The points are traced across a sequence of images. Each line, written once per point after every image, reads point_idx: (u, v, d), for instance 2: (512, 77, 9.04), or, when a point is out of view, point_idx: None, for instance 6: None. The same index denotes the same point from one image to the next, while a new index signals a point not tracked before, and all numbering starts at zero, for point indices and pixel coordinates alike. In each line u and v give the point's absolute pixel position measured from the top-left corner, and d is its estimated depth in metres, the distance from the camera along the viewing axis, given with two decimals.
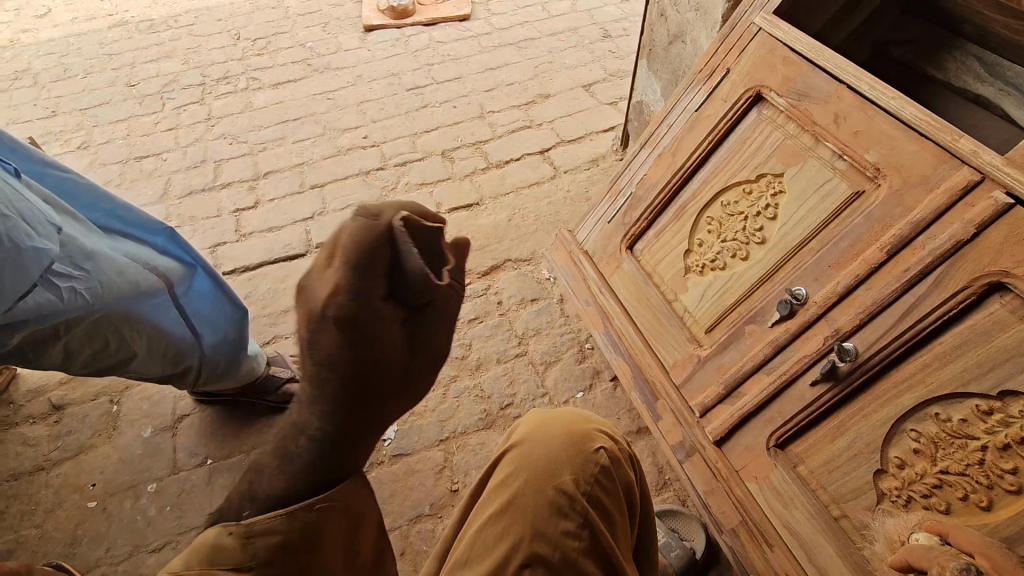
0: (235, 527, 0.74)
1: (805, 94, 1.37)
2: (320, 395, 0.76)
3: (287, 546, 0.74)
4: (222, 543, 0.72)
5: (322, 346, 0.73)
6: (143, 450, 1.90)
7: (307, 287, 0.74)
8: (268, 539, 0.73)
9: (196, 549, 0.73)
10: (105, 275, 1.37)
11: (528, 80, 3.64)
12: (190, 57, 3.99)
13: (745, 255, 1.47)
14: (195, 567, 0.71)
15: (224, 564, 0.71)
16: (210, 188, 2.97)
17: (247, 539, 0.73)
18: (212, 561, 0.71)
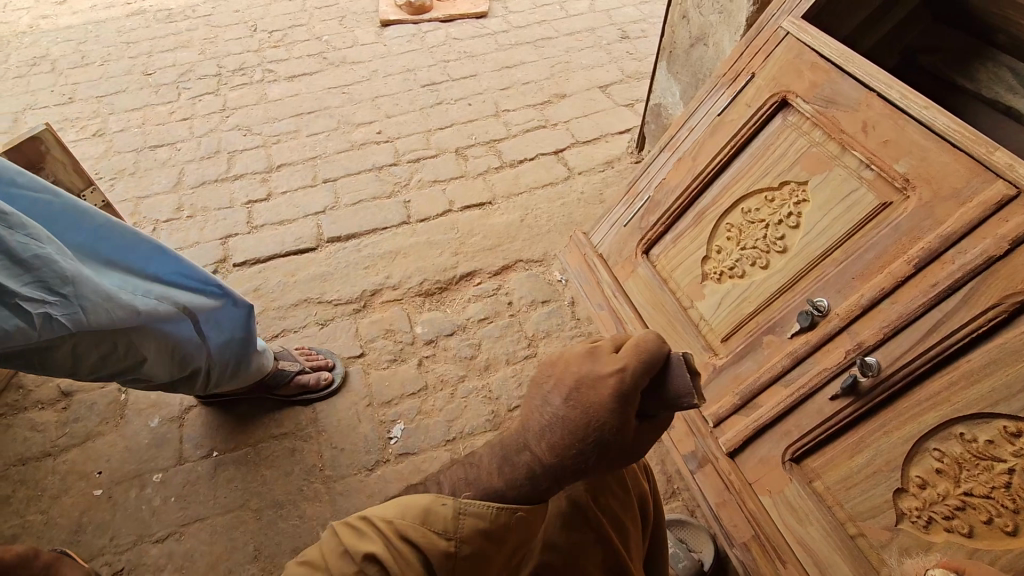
0: (449, 500, 0.80)
1: (832, 101, 1.34)
2: (554, 451, 0.82)
3: (490, 534, 0.80)
4: (437, 510, 0.79)
5: (579, 409, 0.81)
6: (150, 440, 1.89)
7: (591, 357, 0.85)
8: (477, 522, 0.79)
9: (411, 505, 0.80)
10: (88, 301, 1.26)
11: (544, 79, 3.61)
12: (206, 48, 4.00)
13: (765, 264, 1.44)
14: (413, 519, 0.78)
15: (435, 526, 0.78)
16: (223, 179, 2.96)
17: (459, 514, 0.79)
18: (428, 522, 0.78)
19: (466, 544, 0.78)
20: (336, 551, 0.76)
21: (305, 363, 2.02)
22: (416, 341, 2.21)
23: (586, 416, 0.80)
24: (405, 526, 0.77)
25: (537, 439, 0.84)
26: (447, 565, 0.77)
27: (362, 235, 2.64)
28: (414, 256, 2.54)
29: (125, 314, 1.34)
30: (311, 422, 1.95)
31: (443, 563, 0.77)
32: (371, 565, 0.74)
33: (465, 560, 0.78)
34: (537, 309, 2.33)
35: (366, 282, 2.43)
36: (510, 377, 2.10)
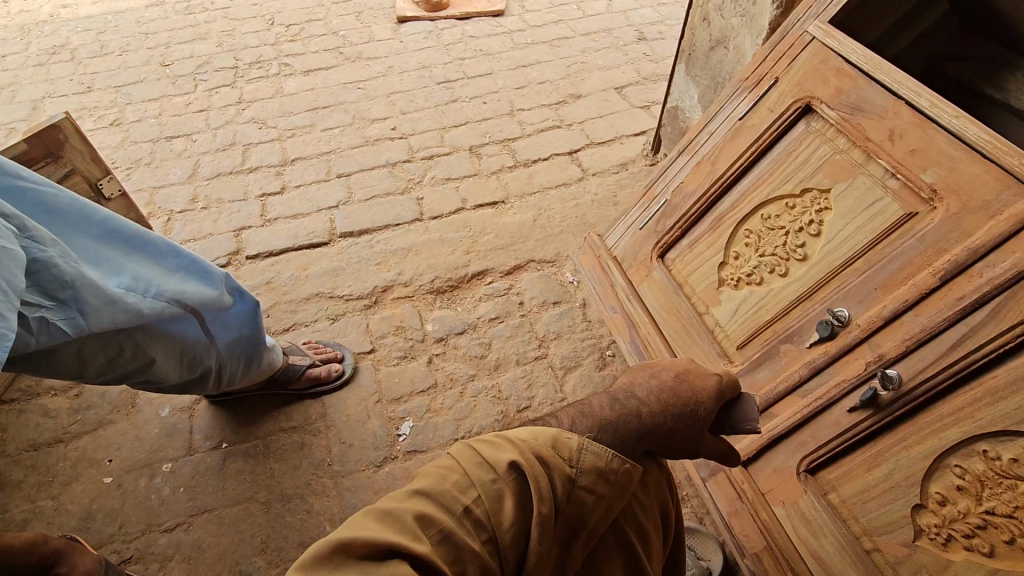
0: (574, 436, 0.88)
1: (858, 108, 1.32)
2: (651, 411, 0.99)
3: (605, 474, 0.86)
4: (564, 441, 0.87)
5: (681, 387, 1.04)
6: (160, 430, 1.90)
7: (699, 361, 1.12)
8: (596, 459, 0.86)
9: (539, 433, 0.88)
10: (87, 306, 1.25)
11: (560, 79, 3.60)
12: (224, 40, 4.02)
13: (784, 272, 1.42)
14: (544, 442, 0.86)
15: (560, 453, 0.85)
16: (238, 172, 2.97)
17: (582, 449, 0.87)
18: (557, 447, 0.86)
19: (585, 475, 0.85)
20: (473, 460, 0.83)
21: (315, 356, 2.03)
22: (426, 338, 2.21)
23: (691, 394, 1.04)
24: (537, 446, 0.85)
25: (635, 402, 1.00)
26: (566, 491, 0.84)
27: (374, 231, 2.64)
28: (426, 254, 2.54)
29: (127, 318, 1.33)
30: (320, 417, 1.95)
31: (564, 487, 0.84)
32: (506, 473, 0.81)
33: (581, 490, 0.85)
34: (548, 310, 2.32)
35: (378, 278, 2.43)
36: (520, 378, 2.09)
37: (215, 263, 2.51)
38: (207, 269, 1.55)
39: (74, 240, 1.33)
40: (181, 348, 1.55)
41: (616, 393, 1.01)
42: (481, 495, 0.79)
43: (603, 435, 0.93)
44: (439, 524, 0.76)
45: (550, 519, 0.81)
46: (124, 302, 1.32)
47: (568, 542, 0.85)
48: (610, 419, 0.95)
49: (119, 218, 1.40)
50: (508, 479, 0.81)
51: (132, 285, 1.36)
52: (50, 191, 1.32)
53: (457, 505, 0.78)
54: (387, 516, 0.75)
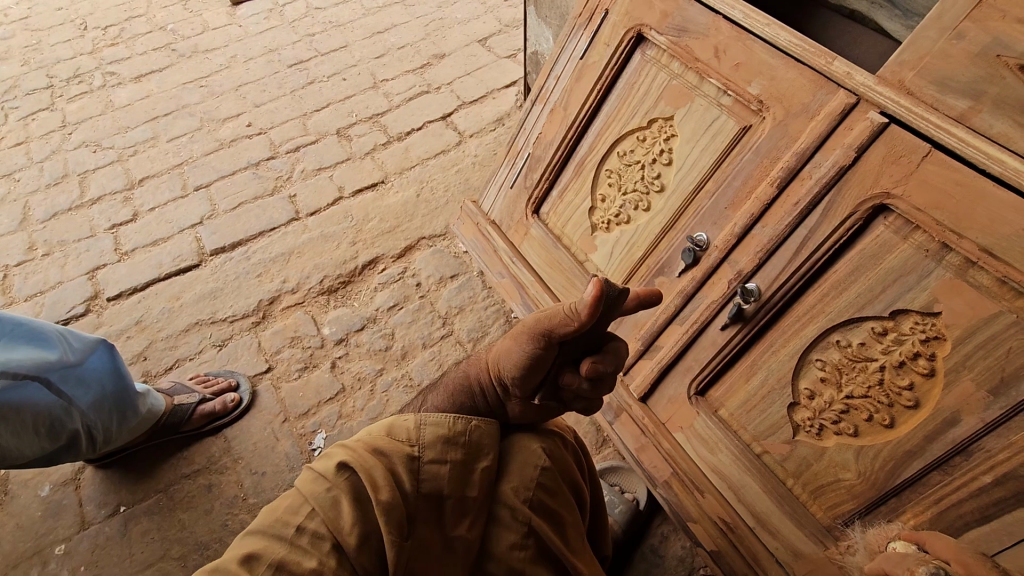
0: (410, 417, 0.93)
1: (683, 29, 1.31)
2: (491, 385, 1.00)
3: (451, 439, 0.91)
4: (400, 425, 0.92)
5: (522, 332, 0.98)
6: (43, 512, 1.72)
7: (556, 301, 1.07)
8: (436, 429, 0.91)
9: (377, 428, 0.93)
10: None
11: (420, 41, 3.42)
12: (29, 57, 3.49)
13: (647, 206, 1.43)
14: (377, 434, 0.90)
15: (398, 436, 0.90)
16: (78, 207, 2.64)
17: (420, 426, 0.91)
18: (392, 434, 0.90)
19: (428, 449, 0.89)
20: (309, 478, 0.85)
21: (204, 390, 1.88)
22: (326, 343, 2.10)
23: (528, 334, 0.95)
24: (372, 440, 0.89)
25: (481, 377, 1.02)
26: (413, 471, 0.87)
27: (248, 241, 2.44)
28: (309, 254, 2.38)
29: None
30: (225, 452, 1.83)
31: (408, 467, 0.87)
32: (339, 478, 0.84)
33: (430, 464, 0.88)
34: (446, 285, 2.25)
35: (261, 291, 2.26)
36: (429, 361, 2.04)
37: (72, 313, 2.25)
38: (38, 330, 1.40)
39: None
40: (35, 418, 1.40)
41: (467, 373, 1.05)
42: (314, 508, 0.81)
43: (445, 407, 0.97)
44: (268, 558, 0.76)
45: (395, 504, 0.83)
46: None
47: (439, 521, 0.87)
48: (447, 391, 1.03)
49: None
50: (341, 483, 0.83)
51: None
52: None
53: (288, 529, 0.79)
54: (216, 570, 0.75)
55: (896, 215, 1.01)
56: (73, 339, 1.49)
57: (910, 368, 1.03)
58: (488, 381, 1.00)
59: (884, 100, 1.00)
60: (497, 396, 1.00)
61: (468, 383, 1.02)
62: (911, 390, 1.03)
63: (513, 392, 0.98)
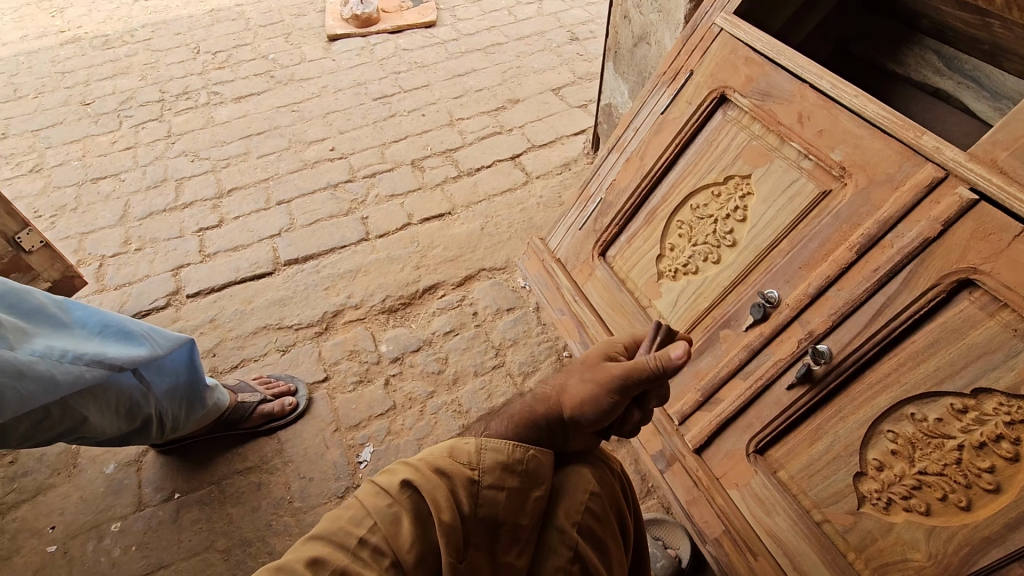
0: (470, 439, 0.95)
1: (768, 94, 1.37)
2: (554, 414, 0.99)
3: (509, 466, 0.92)
4: (461, 446, 0.93)
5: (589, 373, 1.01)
6: (106, 488, 1.82)
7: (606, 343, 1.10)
8: (495, 455, 0.92)
9: (439, 446, 0.95)
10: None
11: (497, 86, 3.61)
12: (147, 73, 3.89)
13: (716, 259, 1.46)
14: (439, 454, 0.92)
15: (459, 458, 0.92)
16: (172, 209, 2.87)
17: (479, 449, 0.93)
18: (454, 456, 0.92)
19: (487, 474, 0.91)
20: (372, 490, 0.89)
21: (266, 391, 1.98)
22: (382, 360, 2.17)
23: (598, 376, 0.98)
24: (434, 458, 0.92)
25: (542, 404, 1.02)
26: (472, 494, 0.89)
27: (319, 255, 2.59)
28: (375, 273, 2.50)
29: (45, 390, 1.29)
30: (277, 453, 1.90)
31: (467, 491, 0.89)
32: (400, 495, 0.87)
33: (488, 489, 0.90)
34: (502, 317, 2.31)
35: (327, 303, 2.38)
36: (480, 390, 2.08)
37: (154, 305, 2.42)
38: (127, 327, 1.51)
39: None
40: (117, 402, 1.51)
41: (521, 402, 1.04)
42: (376, 522, 0.85)
43: (509, 435, 0.97)
44: (331, 565, 0.80)
45: (453, 527, 0.85)
46: (35, 372, 1.27)
47: (492, 547, 0.88)
48: (509, 419, 1.01)
49: (19, 294, 1.35)
50: (402, 499, 0.87)
51: (48, 352, 1.31)
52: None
53: (350, 539, 0.83)
54: (281, 570, 0.80)
55: (981, 290, 1.00)
56: (160, 336, 1.59)
57: (991, 450, 0.99)
58: (553, 413, 0.99)
59: (975, 177, 1.01)
60: (561, 429, 0.99)
61: (526, 408, 1.02)
62: (992, 473, 0.99)
63: (582, 428, 0.98)
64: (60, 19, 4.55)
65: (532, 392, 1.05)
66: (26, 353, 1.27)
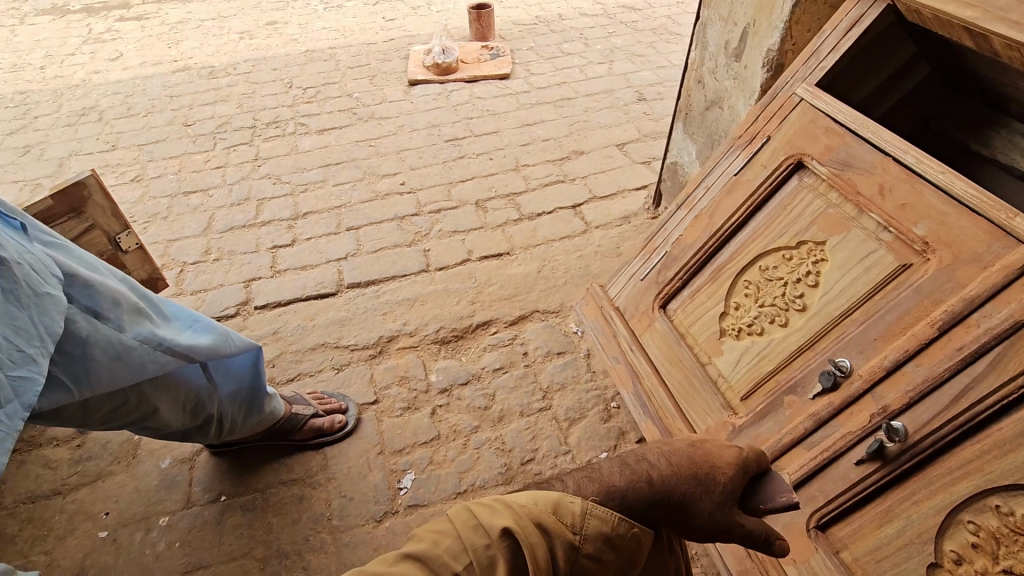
0: (575, 500, 0.84)
1: (848, 164, 1.38)
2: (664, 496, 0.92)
3: (611, 540, 0.84)
4: (566, 505, 0.84)
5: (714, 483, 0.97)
6: (159, 482, 1.90)
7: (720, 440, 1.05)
8: (600, 524, 0.84)
9: (540, 496, 0.84)
10: (95, 363, 1.31)
11: (563, 137, 3.74)
12: (244, 102, 4.25)
13: (784, 322, 1.44)
14: (544, 507, 0.82)
15: (563, 518, 0.82)
16: (251, 225, 3.07)
17: (585, 514, 0.84)
18: (558, 513, 0.83)
19: (589, 542, 0.82)
20: (468, 523, 0.80)
21: (319, 406, 2.04)
22: (431, 389, 2.21)
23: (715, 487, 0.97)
24: (538, 511, 0.81)
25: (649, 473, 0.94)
26: (570, 562, 0.81)
27: (380, 281, 2.69)
28: (431, 304, 2.57)
29: (132, 374, 1.38)
30: (321, 469, 1.94)
31: (567, 556, 0.81)
32: (500, 540, 0.78)
33: (587, 559, 0.82)
34: (552, 360, 2.31)
35: (383, 328, 2.46)
36: (524, 430, 2.07)
37: (224, 312, 2.57)
38: (211, 326, 1.62)
39: (123, 291, 1.42)
40: (185, 395, 1.60)
41: (627, 462, 0.95)
42: (473, 563, 0.76)
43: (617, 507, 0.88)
44: None
45: None
46: (130, 357, 1.37)
47: None
48: (616, 483, 0.91)
49: (134, 282, 1.50)
50: (501, 545, 0.77)
51: (148, 338, 1.41)
52: (89, 258, 1.44)
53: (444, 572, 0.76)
54: None
55: None
56: (234, 339, 1.65)
57: None
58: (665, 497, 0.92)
59: None
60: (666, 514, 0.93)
61: (644, 480, 0.92)
62: None
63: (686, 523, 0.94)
64: (175, 50, 5.07)
65: (654, 462, 0.95)
66: (130, 337, 1.37)
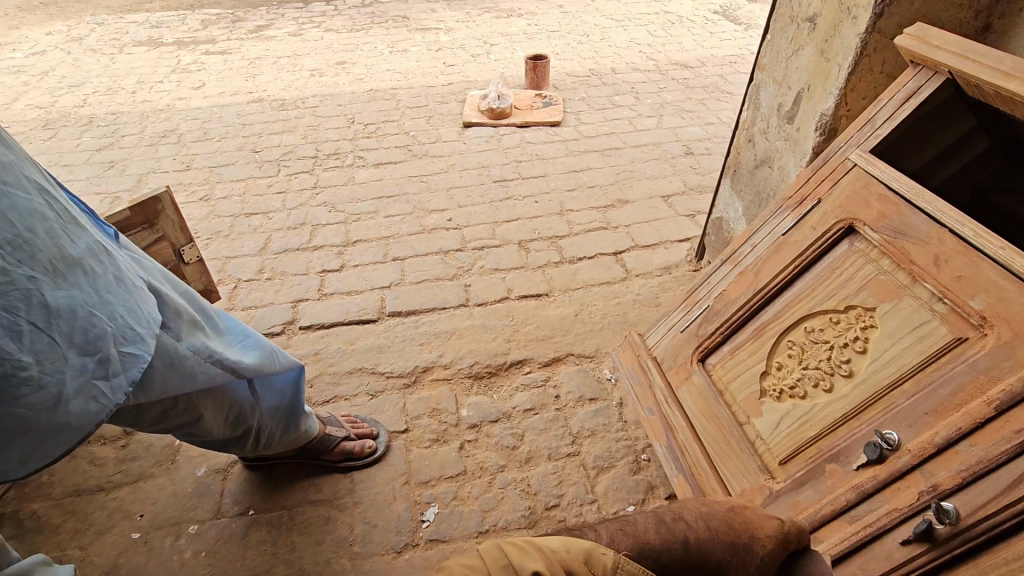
0: (607, 553, 0.84)
1: (901, 232, 1.37)
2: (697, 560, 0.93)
3: None
4: (598, 557, 0.83)
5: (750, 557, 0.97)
6: (194, 489, 1.95)
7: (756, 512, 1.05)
8: None
9: (572, 544, 0.84)
10: (153, 368, 1.36)
11: (609, 185, 3.81)
12: (309, 133, 4.52)
13: (828, 387, 1.41)
14: (575, 556, 0.81)
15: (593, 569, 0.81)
16: (304, 249, 3.22)
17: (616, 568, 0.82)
18: (589, 563, 0.81)
19: None
20: (499, 561, 0.79)
21: (351, 429, 2.07)
22: (461, 423, 2.22)
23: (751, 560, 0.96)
24: (569, 559, 0.81)
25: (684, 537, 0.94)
26: None
27: (420, 312, 2.76)
28: (468, 338, 2.61)
29: (182, 382, 1.42)
30: (348, 493, 1.96)
31: None
32: None
33: None
34: (584, 405, 2.30)
35: (420, 358, 2.50)
36: (551, 474, 2.05)
37: (271, 329, 2.67)
38: (261, 343, 1.71)
39: (183, 304, 1.50)
40: (229, 407, 1.65)
41: (663, 522, 0.96)
42: None
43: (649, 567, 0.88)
44: None
45: None
46: (184, 365, 1.41)
47: None
48: (649, 541, 0.91)
49: (195, 296, 1.60)
50: None
51: (200, 350, 1.46)
52: (158, 269, 1.53)
53: None
54: None
55: None
56: (281, 356, 1.75)
57: None
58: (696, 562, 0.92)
59: None
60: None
61: (678, 543, 0.93)
62: None
63: None
64: (252, 82, 5.47)
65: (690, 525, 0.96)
66: (185, 346, 1.42)
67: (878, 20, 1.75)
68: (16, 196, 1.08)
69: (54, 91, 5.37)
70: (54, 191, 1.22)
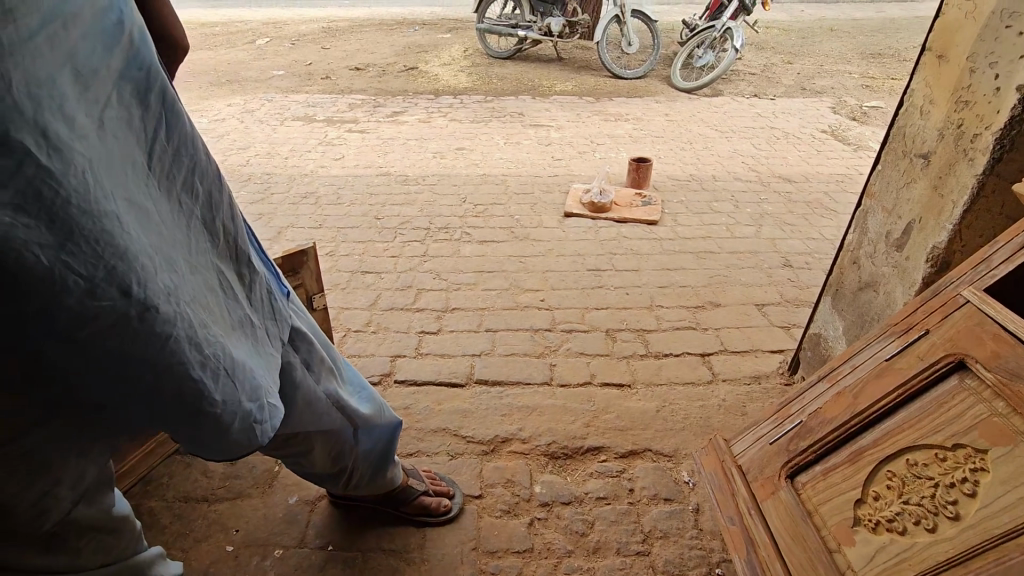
0: None
1: (1016, 374, 1.32)
2: None
3: None
4: None
5: None
6: (283, 516, 2.12)
7: None
8: None
9: None
10: (295, 405, 1.58)
11: (702, 287, 3.86)
12: (425, 207, 5.02)
13: (931, 526, 1.35)
14: None
15: None
16: (407, 309, 3.51)
17: None
18: None
19: None
20: None
21: (430, 486, 2.17)
22: (532, 499, 2.26)
23: None
24: None
25: None
26: None
27: (506, 383, 2.89)
28: (548, 416, 2.68)
29: (309, 419, 1.65)
30: (418, 547, 2.04)
31: None
32: None
33: None
34: (658, 505, 2.26)
35: (500, 428, 2.60)
36: (618, 569, 2.02)
37: (369, 379, 2.91)
38: (372, 397, 1.90)
39: (325, 353, 1.72)
40: (335, 447, 1.82)
41: None
42: None
43: None
44: None
45: None
46: (316, 406, 1.64)
47: None
48: None
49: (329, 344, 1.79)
50: None
51: (330, 394, 1.69)
52: (309, 323, 1.71)
53: None
54: None
55: None
56: (386, 411, 1.94)
57: None
58: None
59: None
60: None
61: None
62: None
63: None
64: (382, 158, 6.21)
65: None
66: (321, 390, 1.65)
67: (997, 163, 1.80)
68: (211, 276, 1.25)
69: (226, 151, 6.39)
70: (241, 267, 1.39)
